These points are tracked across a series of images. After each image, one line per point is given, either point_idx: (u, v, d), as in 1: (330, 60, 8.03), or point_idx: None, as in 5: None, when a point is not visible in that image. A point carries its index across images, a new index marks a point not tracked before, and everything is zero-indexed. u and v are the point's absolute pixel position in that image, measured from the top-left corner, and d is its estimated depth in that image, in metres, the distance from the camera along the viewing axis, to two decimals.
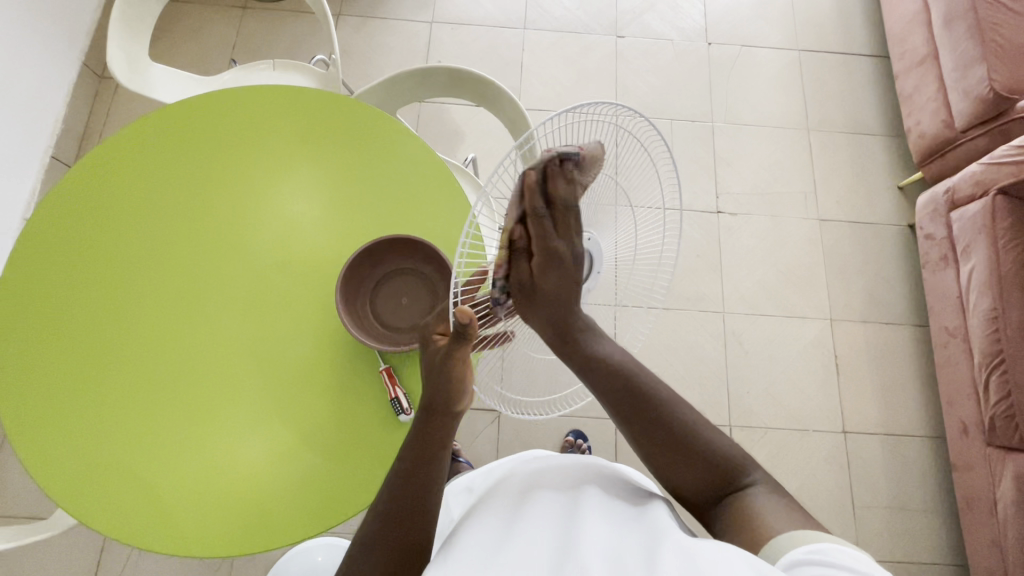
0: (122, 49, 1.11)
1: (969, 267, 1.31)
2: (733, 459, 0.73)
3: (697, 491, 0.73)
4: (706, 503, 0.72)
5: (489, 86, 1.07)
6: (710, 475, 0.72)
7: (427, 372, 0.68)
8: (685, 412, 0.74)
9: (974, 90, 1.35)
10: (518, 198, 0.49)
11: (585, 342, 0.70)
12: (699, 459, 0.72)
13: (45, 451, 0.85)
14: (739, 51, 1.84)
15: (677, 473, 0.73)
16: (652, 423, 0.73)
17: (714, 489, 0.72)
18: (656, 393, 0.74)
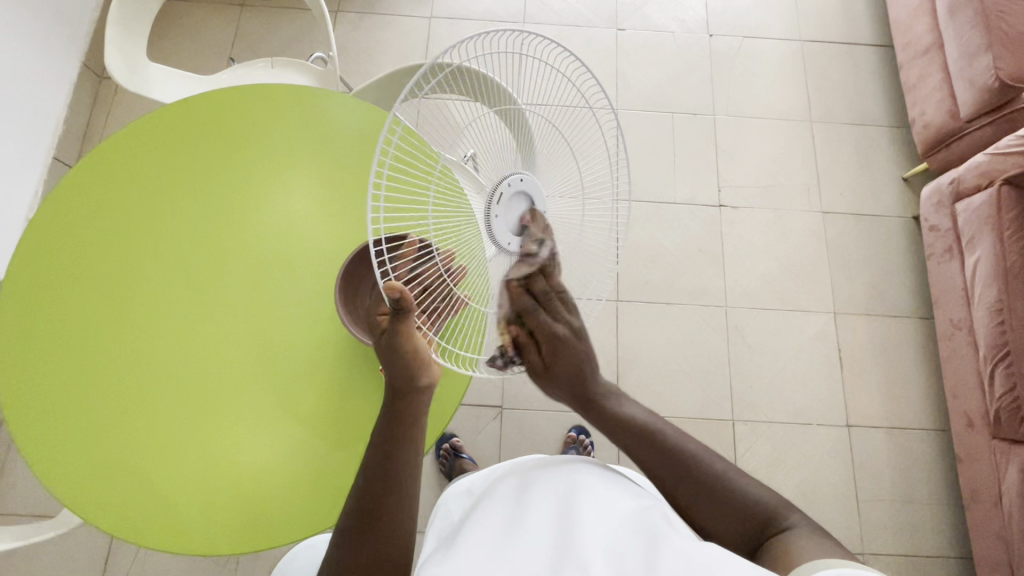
0: (118, 49, 1.11)
1: (974, 259, 1.30)
2: (769, 504, 0.69)
3: (735, 540, 0.69)
4: (749, 552, 0.68)
5: (487, 82, 1.06)
6: (744, 521, 0.68)
7: (385, 353, 0.71)
8: (715, 465, 0.72)
9: (980, 79, 1.33)
10: (508, 303, 0.63)
11: (601, 402, 0.80)
12: (728, 507, 0.69)
13: (50, 450, 0.85)
14: (741, 42, 1.82)
15: (710, 519, 0.70)
16: (679, 475, 0.72)
17: (752, 535, 0.68)
18: (684, 445, 0.74)
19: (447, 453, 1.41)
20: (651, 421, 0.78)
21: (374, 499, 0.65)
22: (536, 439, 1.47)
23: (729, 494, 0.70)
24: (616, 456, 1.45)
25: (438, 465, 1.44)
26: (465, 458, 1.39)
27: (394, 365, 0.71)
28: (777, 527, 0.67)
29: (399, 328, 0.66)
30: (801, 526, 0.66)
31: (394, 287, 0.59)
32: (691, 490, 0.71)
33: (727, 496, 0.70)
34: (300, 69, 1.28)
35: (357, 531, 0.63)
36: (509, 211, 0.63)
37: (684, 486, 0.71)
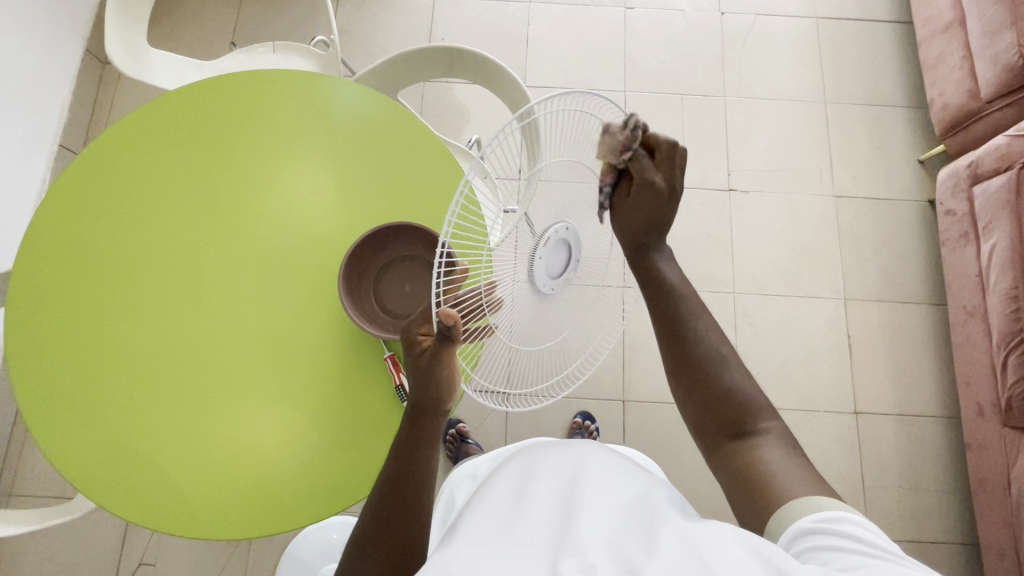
0: (118, 35, 1.10)
1: (989, 244, 1.27)
2: (752, 407, 0.71)
3: (706, 426, 0.72)
4: (715, 443, 0.72)
5: (489, 65, 1.04)
6: (725, 412, 0.71)
7: (415, 372, 0.69)
8: (716, 346, 0.74)
9: (1002, 58, 1.29)
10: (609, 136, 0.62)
11: (654, 258, 0.77)
12: (716, 398, 0.72)
13: (65, 436, 0.87)
14: (754, 20, 1.77)
15: (693, 395, 0.73)
16: (679, 343, 0.75)
17: (725, 430, 0.71)
18: (694, 319, 0.76)
19: (454, 438, 1.43)
20: (683, 287, 0.77)
21: (381, 501, 0.66)
22: (542, 424, 1.47)
23: (720, 386, 0.72)
24: (621, 442, 1.46)
25: (445, 450, 1.46)
26: (471, 443, 1.40)
27: (423, 385, 0.69)
28: (751, 428, 0.70)
29: (442, 352, 0.64)
30: (774, 436, 0.69)
31: (453, 320, 0.57)
32: (686, 366, 0.74)
33: (715, 384, 0.72)
34: (302, 53, 1.26)
35: (368, 537, 0.64)
36: (551, 259, 0.64)
37: (681, 363, 0.74)
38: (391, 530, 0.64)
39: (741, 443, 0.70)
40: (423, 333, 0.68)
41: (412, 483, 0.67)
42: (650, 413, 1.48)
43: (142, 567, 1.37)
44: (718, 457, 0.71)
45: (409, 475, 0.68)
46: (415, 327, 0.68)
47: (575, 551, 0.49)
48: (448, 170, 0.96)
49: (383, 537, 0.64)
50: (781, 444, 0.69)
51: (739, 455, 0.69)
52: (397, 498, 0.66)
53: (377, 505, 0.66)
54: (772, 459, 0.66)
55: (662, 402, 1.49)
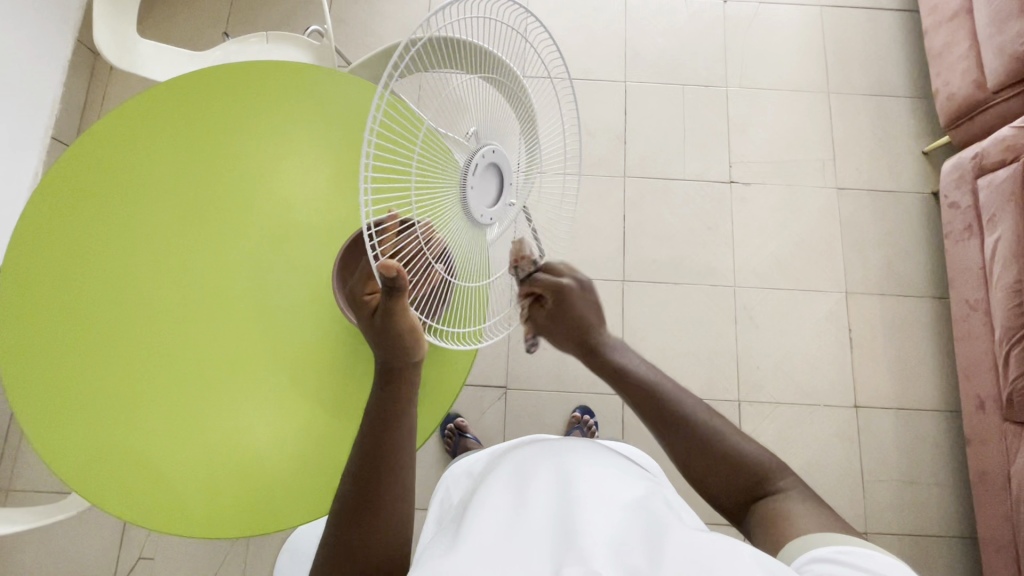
0: (107, 24, 1.07)
1: (994, 238, 1.26)
2: (763, 463, 0.70)
3: (727, 497, 0.70)
4: (738, 509, 0.70)
5: (487, 57, 1.03)
6: (743, 479, 0.69)
7: (373, 334, 0.69)
8: (707, 423, 0.72)
9: (1010, 48, 1.26)
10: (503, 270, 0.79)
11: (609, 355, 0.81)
12: (731, 470, 0.70)
13: (56, 436, 0.86)
14: (757, 8, 1.74)
15: (704, 476, 0.71)
16: (675, 431, 0.72)
17: (745, 494, 0.69)
18: (678, 401, 0.74)
19: (452, 432, 1.42)
20: (652, 373, 0.78)
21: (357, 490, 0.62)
22: (541, 418, 1.47)
23: (732, 460, 0.70)
24: (620, 436, 1.46)
25: (443, 444, 1.46)
26: (470, 438, 1.40)
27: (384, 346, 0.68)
28: (770, 489, 0.68)
29: (394, 306, 0.64)
30: (792, 490, 0.68)
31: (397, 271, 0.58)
32: (689, 455, 0.71)
33: (727, 457, 0.70)
34: (296, 44, 1.24)
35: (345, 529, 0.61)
36: (486, 184, 0.70)
37: (683, 449, 0.71)
38: (370, 508, 0.61)
39: (761, 501, 0.68)
40: (370, 292, 0.70)
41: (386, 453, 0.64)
42: None
43: (140, 560, 1.37)
44: (743, 520, 0.69)
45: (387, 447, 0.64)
46: (359, 288, 0.70)
47: (577, 559, 0.49)
48: None
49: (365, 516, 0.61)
50: (802, 495, 0.67)
51: (764, 517, 0.66)
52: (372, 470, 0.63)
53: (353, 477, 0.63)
54: (795, 514, 0.65)
55: None
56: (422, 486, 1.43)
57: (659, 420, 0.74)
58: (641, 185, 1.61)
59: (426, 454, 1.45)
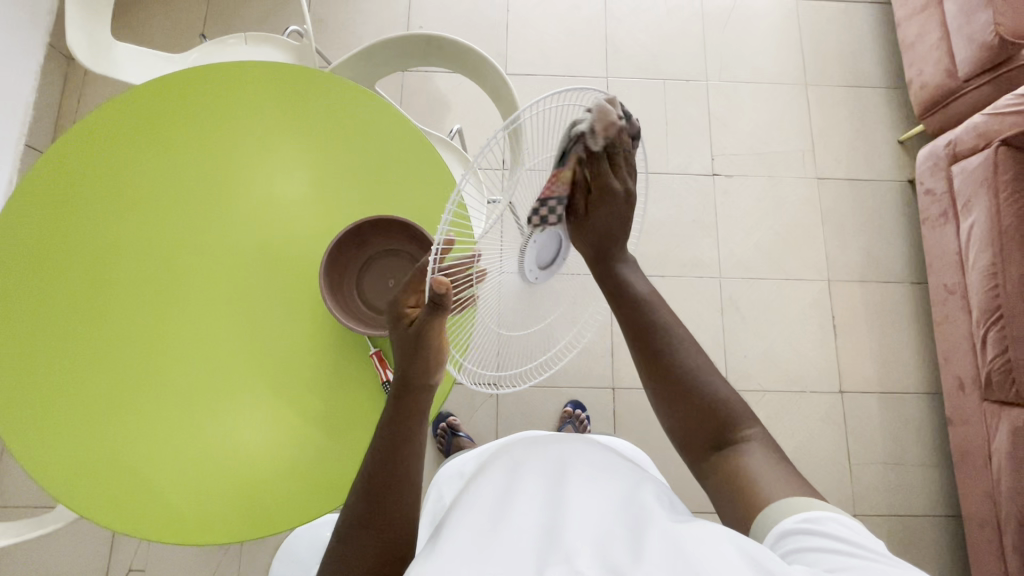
0: (80, 28, 1.05)
1: (969, 222, 1.29)
2: (732, 409, 0.73)
3: (693, 437, 0.74)
4: (701, 451, 0.73)
5: (467, 53, 1.02)
6: (709, 422, 0.72)
7: (402, 346, 0.67)
8: (690, 357, 0.75)
9: (979, 37, 1.29)
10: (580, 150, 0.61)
11: (619, 267, 0.79)
12: (700, 411, 0.73)
13: (45, 453, 0.85)
14: (734, 3, 1.76)
15: (678, 409, 0.74)
16: (657, 354, 0.76)
17: (711, 437, 0.73)
18: (665, 329, 0.77)
19: (445, 431, 1.42)
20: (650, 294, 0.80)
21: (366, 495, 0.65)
22: (533, 414, 1.47)
23: (701, 398, 0.73)
24: (612, 429, 1.47)
25: (436, 443, 1.45)
26: (463, 436, 1.40)
27: (409, 362, 0.67)
28: (731, 437, 0.72)
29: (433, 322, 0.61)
30: (755, 440, 0.71)
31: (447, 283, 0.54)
32: (666, 381, 0.75)
33: (696, 395, 0.73)
34: (276, 44, 1.22)
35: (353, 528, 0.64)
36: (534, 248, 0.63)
37: (659, 376, 0.75)
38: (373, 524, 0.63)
39: (723, 449, 0.71)
40: (411, 306, 0.66)
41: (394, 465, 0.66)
42: (640, 399, 1.49)
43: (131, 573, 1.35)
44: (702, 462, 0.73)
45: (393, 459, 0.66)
46: (403, 299, 0.65)
47: (563, 558, 0.49)
48: (427, 162, 0.95)
49: (370, 527, 0.63)
50: (763, 443, 0.71)
51: (722, 462, 0.70)
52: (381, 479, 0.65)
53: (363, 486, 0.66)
54: (753, 464, 0.68)
55: None
56: None
57: (640, 335, 0.77)
58: None
59: None
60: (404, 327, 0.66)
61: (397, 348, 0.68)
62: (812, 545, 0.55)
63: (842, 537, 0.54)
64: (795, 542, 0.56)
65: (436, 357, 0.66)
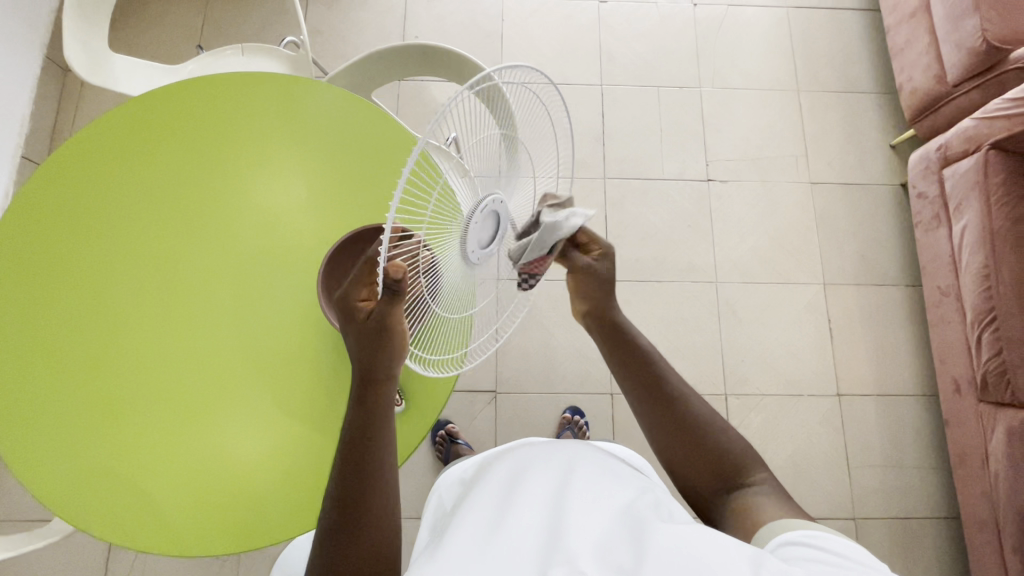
0: (77, 40, 1.06)
1: (961, 225, 1.30)
2: (743, 457, 0.72)
3: (703, 484, 0.72)
4: (713, 497, 0.71)
5: (463, 62, 1.03)
6: (717, 468, 0.71)
7: (360, 341, 0.68)
8: (698, 407, 0.74)
9: (967, 42, 1.31)
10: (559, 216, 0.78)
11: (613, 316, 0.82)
12: (709, 453, 0.72)
13: (41, 463, 0.84)
14: (725, 11, 1.78)
15: (685, 462, 0.72)
16: (661, 409, 0.75)
17: (720, 483, 0.71)
18: (671, 384, 0.76)
19: (443, 439, 1.42)
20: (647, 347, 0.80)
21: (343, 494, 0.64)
22: (532, 420, 1.47)
23: (709, 445, 0.72)
24: (611, 434, 1.47)
25: (434, 451, 1.45)
26: (461, 443, 1.39)
27: (370, 358, 0.68)
28: (742, 481, 0.70)
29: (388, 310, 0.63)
30: (766, 481, 0.69)
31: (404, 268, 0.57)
32: (673, 427, 0.73)
33: (704, 445, 0.72)
34: (272, 55, 1.23)
35: (334, 532, 0.63)
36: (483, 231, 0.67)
37: (666, 424, 0.74)
38: (352, 528, 0.63)
39: (734, 492, 0.70)
40: (363, 299, 0.68)
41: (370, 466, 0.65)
42: None
43: None
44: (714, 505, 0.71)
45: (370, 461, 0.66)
46: (354, 292, 0.67)
47: (565, 559, 0.50)
48: None
49: (356, 531, 0.63)
50: (775, 490, 0.68)
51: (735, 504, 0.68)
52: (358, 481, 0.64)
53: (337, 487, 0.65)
54: (764, 503, 0.66)
55: None
56: (415, 495, 1.42)
57: (643, 387, 0.77)
58: (622, 186, 1.63)
59: (417, 462, 1.44)
60: (361, 322, 0.67)
61: (353, 345, 0.69)
62: (797, 552, 0.56)
63: (828, 553, 0.54)
64: (781, 550, 0.58)
65: (395, 350, 0.67)
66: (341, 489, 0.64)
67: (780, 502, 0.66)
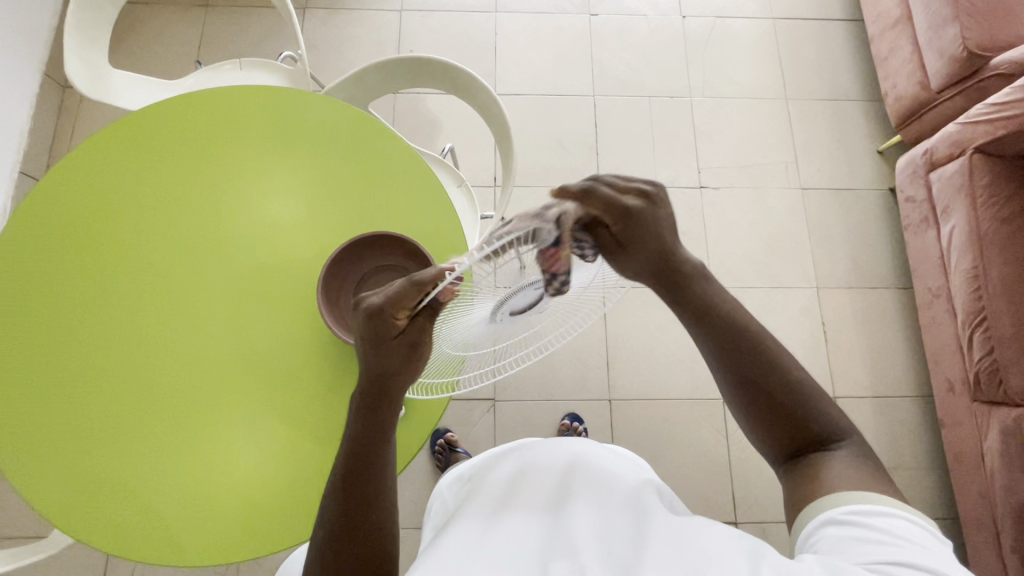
0: (78, 56, 1.08)
1: (949, 228, 1.32)
2: (832, 425, 0.66)
3: (772, 444, 0.68)
4: (782, 457, 0.68)
5: (459, 74, 1.05)
6: (795, 434, 0.66)
7: (381, 355, 0.63)
8: (794, 375, 0.67)
9: (948, 50, 1.35)
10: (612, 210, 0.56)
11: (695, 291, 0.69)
12: (784, 424, 0.66)
13: (41, 477, 0.84)
14: (714, 22, 1.82)
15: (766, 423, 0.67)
16: (749, 375, 0.67)
17: (797, 446, 0.67)
18: (768, 350, 0.68)
19: (443, 448, 1.42)
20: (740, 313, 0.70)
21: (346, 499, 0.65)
22: (531, 427, 1.47)
23: (801, 415, 0.66)
24: (610, 440, 1.47)
25: (434, 460, 1.44)
26: (461, 451, 1.39)
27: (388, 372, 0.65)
28: (827, 445, 0.65)
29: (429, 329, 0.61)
30: (847, 450, 0.64)
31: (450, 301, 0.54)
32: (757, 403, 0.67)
33: (790, 413, 0.66)
34: (270, 68, 1.25)
35: (337, 534, 0.63)
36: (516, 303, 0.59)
37: (748, 399, 0.67)
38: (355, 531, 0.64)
39: (807, 459, 0.65)
40: (397, 316, 0.60)
41: (364, 481, 0.66)
42: (637, 410, 1.49)
43: None
44: (782, 467, 0.68)
45: (366, 477, 0.66)
46: (389, 311, 0.60)
47: (567, 555, 0.51)
48: (424, 183, 0.96)
49: (356, 533, 0.63)
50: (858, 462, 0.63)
51: (803, 469, 0.64)
52: (353, 497, 0.65)
53: (334, 504, 0.65)
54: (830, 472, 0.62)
55: (647, 400, 1.50)
56: (415, 504, 1.41)
57: (728, 347, 0.68)
58: None
59: (417, 472, 1.44)
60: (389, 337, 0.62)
61: (370, 358, 0.64)
62: (865, 535, 0.52)
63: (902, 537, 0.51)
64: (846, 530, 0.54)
65: (413, 370, 0.65)
66: (338, 506, 0.65)
67: (851, 473, 0.61)
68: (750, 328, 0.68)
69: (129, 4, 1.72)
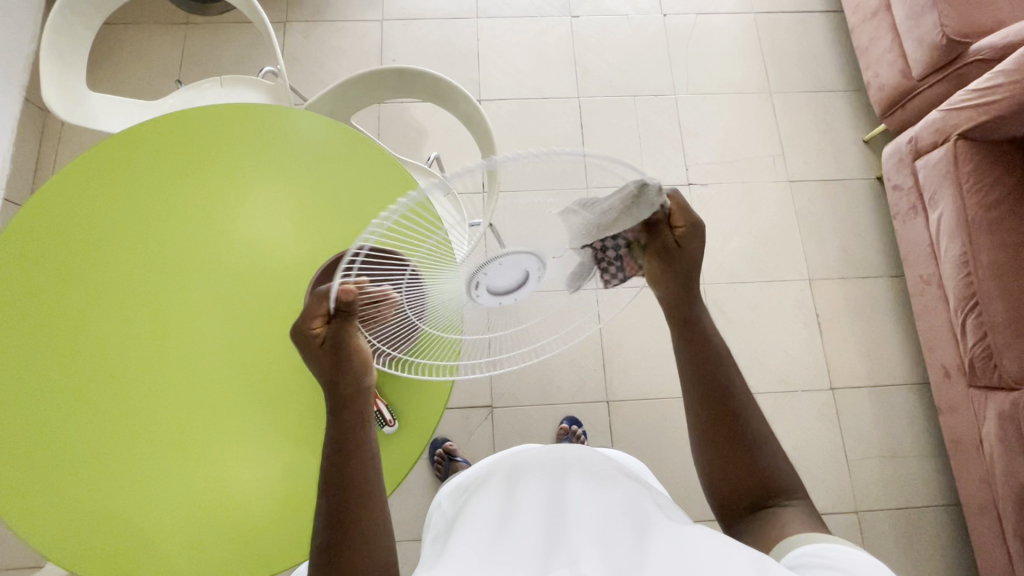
0: (55, 82, 1.07)
1: (937, 214, 1.32)
2: (785, 480, 0.70)
3: (731, 496, 0.71)
4: (740, 509, 0.71)
5: (440, 83, 1.04)
6: (748, 483, 0.70)
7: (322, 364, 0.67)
8: (758, 429, 0.72)
9: (928, 38, 1.35)
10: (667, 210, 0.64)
11: (698, 333, 0.76)
12: (742, 472, 0.71)
13: (37, 509, 0.83)
14: (695, 19, 1.83)
15: (724, 472, 0.71)
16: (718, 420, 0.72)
17: (754, 499, 0.70)
18: (740, 400, 0.73)
19: (442, 457, 1.41)
20: (726, 365, 0.75)
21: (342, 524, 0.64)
22: (530, 431, 1.47)
23: (757, 469, 0.70)
24: (609, 443, 1.46)
25: (433, 470, 1.44)
26: (460, 460, 1.38)
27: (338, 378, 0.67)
28: (779, 500, 0.69)
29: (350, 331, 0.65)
30: (797, 508, 0.68)
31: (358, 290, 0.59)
32: (726, 449, 0.71)
33: (747, 467, 0.70)
34: (251, 85, 1.25)
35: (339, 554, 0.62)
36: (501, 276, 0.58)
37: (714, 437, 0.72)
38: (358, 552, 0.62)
39: (762, 512, 0.69)
40: (315, 327, 0.65)
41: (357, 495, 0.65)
42: (635, 411, 1.49)
43: None
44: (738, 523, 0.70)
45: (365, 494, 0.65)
46: (308, 323, 0.65)
47: (566, 563, 0.50)
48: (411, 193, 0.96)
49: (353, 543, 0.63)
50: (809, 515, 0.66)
51: (760, 524, 0.67)
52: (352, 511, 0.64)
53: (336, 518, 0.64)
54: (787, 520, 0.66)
55: (646, 399, 1.50)
56: (417, 516, 1.41)
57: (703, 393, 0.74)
58: None
59: (416, 482, 1.43)
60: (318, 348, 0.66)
61: (320, 372, 0.68)
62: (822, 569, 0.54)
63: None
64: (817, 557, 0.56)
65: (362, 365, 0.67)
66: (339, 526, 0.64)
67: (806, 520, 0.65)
68: (733, 382, 0.74)
69: (106, 25, 1.70)
